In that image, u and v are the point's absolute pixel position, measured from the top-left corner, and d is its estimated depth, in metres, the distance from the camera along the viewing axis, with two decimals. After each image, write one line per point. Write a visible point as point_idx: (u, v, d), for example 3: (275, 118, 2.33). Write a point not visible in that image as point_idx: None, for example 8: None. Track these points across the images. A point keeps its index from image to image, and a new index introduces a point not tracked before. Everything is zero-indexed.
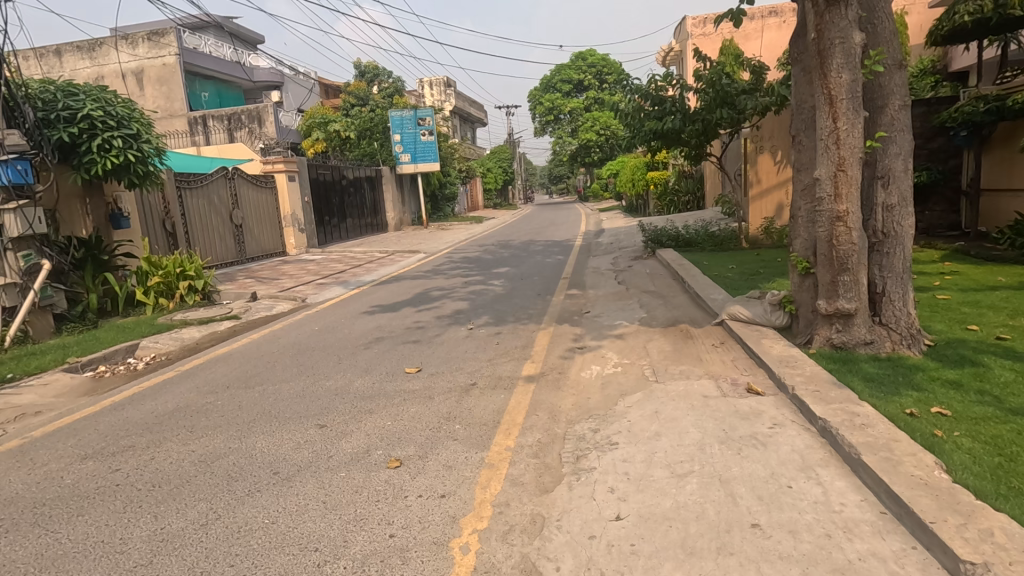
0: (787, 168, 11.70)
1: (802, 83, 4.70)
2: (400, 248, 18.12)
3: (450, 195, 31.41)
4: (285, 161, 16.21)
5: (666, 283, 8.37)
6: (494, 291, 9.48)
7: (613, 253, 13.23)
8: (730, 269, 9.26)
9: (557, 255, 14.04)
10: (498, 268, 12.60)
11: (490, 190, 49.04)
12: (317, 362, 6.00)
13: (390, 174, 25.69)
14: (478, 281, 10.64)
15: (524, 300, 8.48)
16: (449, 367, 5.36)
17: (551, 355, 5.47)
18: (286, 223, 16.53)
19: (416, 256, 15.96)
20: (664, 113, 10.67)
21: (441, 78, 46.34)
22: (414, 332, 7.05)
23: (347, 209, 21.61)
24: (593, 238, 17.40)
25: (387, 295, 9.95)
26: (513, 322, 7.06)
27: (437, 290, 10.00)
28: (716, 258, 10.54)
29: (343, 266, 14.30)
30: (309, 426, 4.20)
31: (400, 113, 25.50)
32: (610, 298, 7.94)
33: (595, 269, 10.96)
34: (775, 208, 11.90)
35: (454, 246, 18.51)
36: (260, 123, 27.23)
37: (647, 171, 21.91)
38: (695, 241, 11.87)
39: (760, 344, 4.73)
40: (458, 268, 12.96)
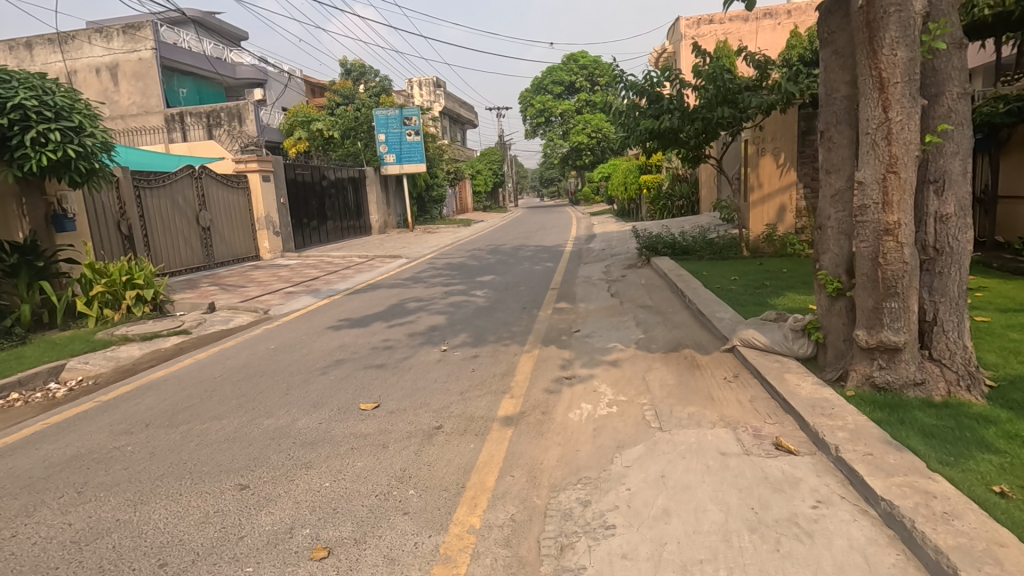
0: (791, 172, 11.01)
1: (835, 69, 3.98)
2: (381, 253, 17.25)
3: (437, 198, 30.60)
4: (259, 160, 15.31)
5: (664, 298, 7.58)
6: (476, 303, 8.65)
7: (606, 260, 12.45)
8: (732, 280, 8.51)
9: (546, 262, 13.26)
10: (482, 275, 11.80)
11: (480, 193, 48.24)
12: (262, 391, 5.13)
13: (375, 175, 24.82)
14: (460, 291, 9.82)
15: (508, 315, 7.65)
16: (414, 402, 4.53)
17: (535, 388, 4.65)
18: (259, 226, 15.60)
19: (397, 262, 15.11)
20: (660, 111, 9.91)
21: (430, 77, 45.55)
22: (381, 352, 6.20)
23: (328, 210, 20.69)
24: (584, 244, 16.61)
25: (359, 306, 9.08)
26: (493, 342, 6.24)
27: (414, 301, 9.15)
28: (716, 267, 9.80)
29: (317, 272, 13.42)
30: (226, 488, 3.34)
31: (386, 112, 24.65)
32: (603, 314, 7.13)
33: (587, 279, 10.15)
34: (777, 215, 11.16)
35: (439, 251, 17.66)
36: (240, 121, 26.23)
37: (640, 174, 21.23)
38: (692, 248, 11.12)
39: (783, 381, 3.94)
40: (440, 275, 12.11)
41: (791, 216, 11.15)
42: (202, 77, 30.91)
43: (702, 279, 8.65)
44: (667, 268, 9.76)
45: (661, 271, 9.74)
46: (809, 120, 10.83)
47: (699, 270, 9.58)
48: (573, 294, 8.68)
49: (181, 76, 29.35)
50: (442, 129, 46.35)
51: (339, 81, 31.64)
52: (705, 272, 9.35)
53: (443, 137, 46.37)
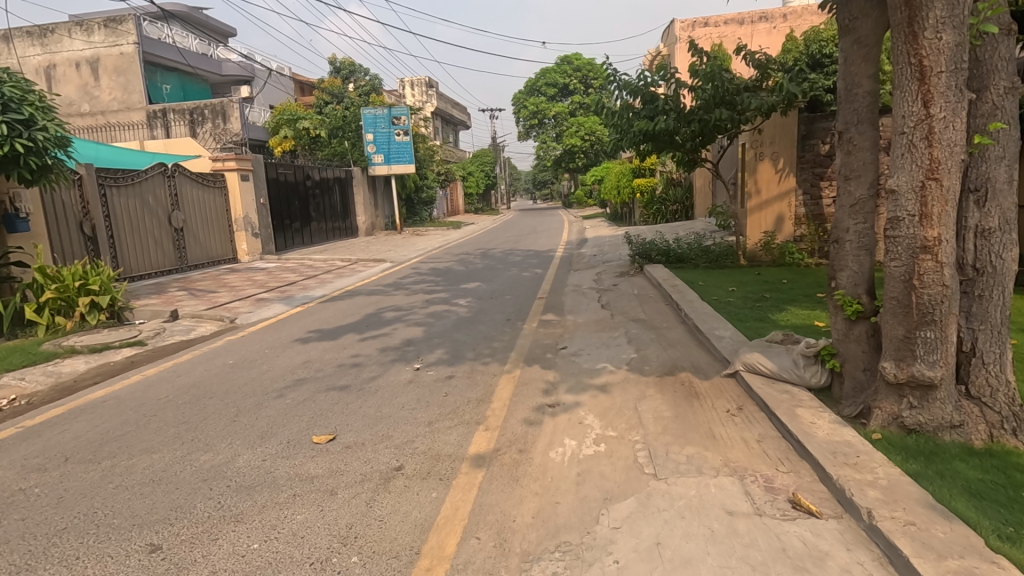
0: (790, 177, 10.57)
1: (858, 61, 3.51)
2: (365, 256, 16.68)
3: (427, 199, 30.05)
4: (237, 158, 14.69)
5: (657, 311, 7.07)
6: (458, 313, 8.10)
7: (597, 267, 11.94)
8: (728, 291, 8.04)
9: (534, 268, 12.75)
10: (467, 282, 11.27)
11: (472, 195, 47.74)
12: (206, 417, 4.56)
13: (362, 176, 24.23)
14: (443, 300, 9.26)
15: (490, 327, 7.10)
16: (374, 435, 3.97)
17: (513, 419, 4.11)
18: (237, 227, 14.98)
19: (380, 267, 14.55)
20: (655, 112, 9.40)
21: (422, 77, 44.96)
22: (348, 371, 5.64)
23: (313, 211, 20.07)
24: (575, 249, 16.12)
25: (333, 316, 8.50)
26: (471, 360, 5.69)
27: (392, 310, 8.58)
28: (712, 277, 9.31)
29: (296, 277, 12.85)
30: (133, 550, 2.77)
31: (374, 112, 24.08)
32: (592, 328, 6.60)
33: (576, 287, 9.62)
34: (776, 221, 10.70)
35: (425, 255, 17.10)
36: (225, 118, 25.69)
37: (633, 178, 20.78)
38: (687, 256, 10.61)
39: (795, 418, 3.41)
40: (423, 281, 11.55)
41: (790, 223, 10.68)
42: (187, 73, 30.22)
43: (698, 290, 8.18)
44: (661, 277, 9.25)
45: (654, 280, 9.23)
46: (808, 124, 10.48)
47: (694, 279, 9.10)
48: (560, 304, 8.15)
49: (165, 72, 28.66)
50: (433, 130, 45.80)
51: (328, 79, 31.03)
52: (701, 282, 8.87)
53: (435, 138, 45.83)
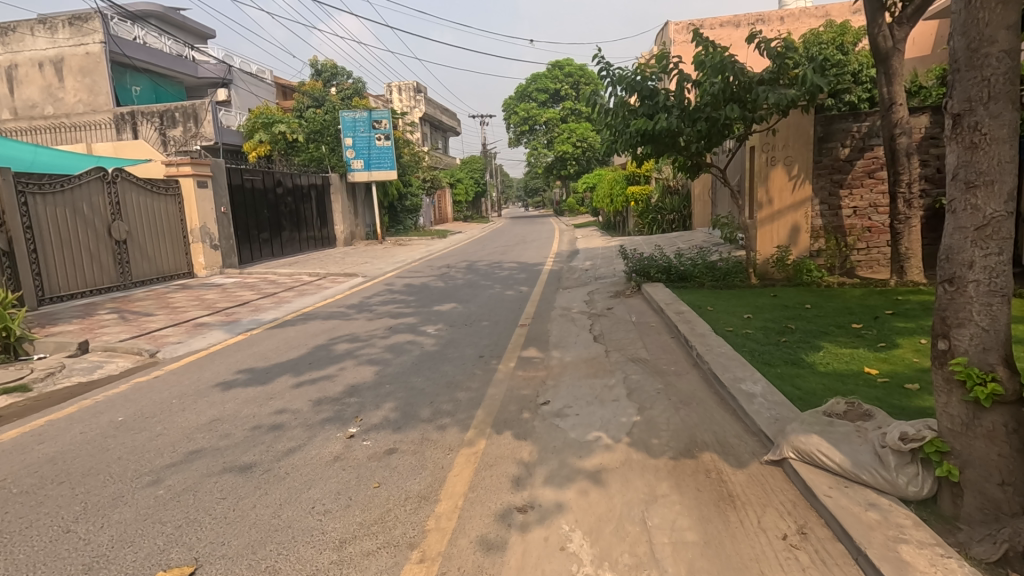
0: (806, 185, 9.40)
1: (993, 6, 2.25)
2: (337, 269, 15.35)
3: (412, 207, 28.76)
4: (193, 163, 13.44)
5: (661, 348, 5.78)
6: (423, 346, 6.77)
7: (588, 284, 10.68)
8: (742, 319, 6.81)
9: (519, 285, 11.47)
10: (442, 302, 9.97)
11: (461, 203, 46.56)
12: (31, 524, 3.19)
13: (340, 183, 22.91)
14: (409, 326, 7.94)
15: (457, 368, 5.78)
16: (253, 568, 2.65)
17: (465, 538, 2.80)
18: (193, 238, 13.65)
19: (351, 282, 13.25)
20: (655, 110, 8.17)
21: (410, 82, 43.77)
22: (261, 436, 4.30)
23: (285, 221, 18.75)
24: (565, 262, 14.87)
25: (276, 347, 7.16)
26: (425, 421, 4.37)
27: (345, 341, 7.26)
28: (720, 299, 8.09)
29: (253, 295, 11.53)
30: None
31: (353, 115, 22.76)
32: (582, 372, 5.31)
33: (564, 311, 8.34)
34: (790, 234, 9.51)
35: (402, 268, 15.79)
36: (197, 122, 24.44)
37: (626, 185, 19.63)
38: (690, 273, 9.32)
39: (905, 569, 2.12)
40: (392, 302, 10.22)
41: (806, 235, 9.48)
42: (159, 75, 28.80)
43: (704, 317, 6.95)
44: (662, 299, 7.99)
45: (654, 303, 7.99)
46: (826, 124, 9.31)
47: (699, 302, 7.88)
48: (544, 335, 6.85)
49: (135, 74, 27.26)
50: (421, 136, 44.61)
51: (308, 83, 29.75)
52: (708, 305, 7.67)
53: (422, 144, 44.63)
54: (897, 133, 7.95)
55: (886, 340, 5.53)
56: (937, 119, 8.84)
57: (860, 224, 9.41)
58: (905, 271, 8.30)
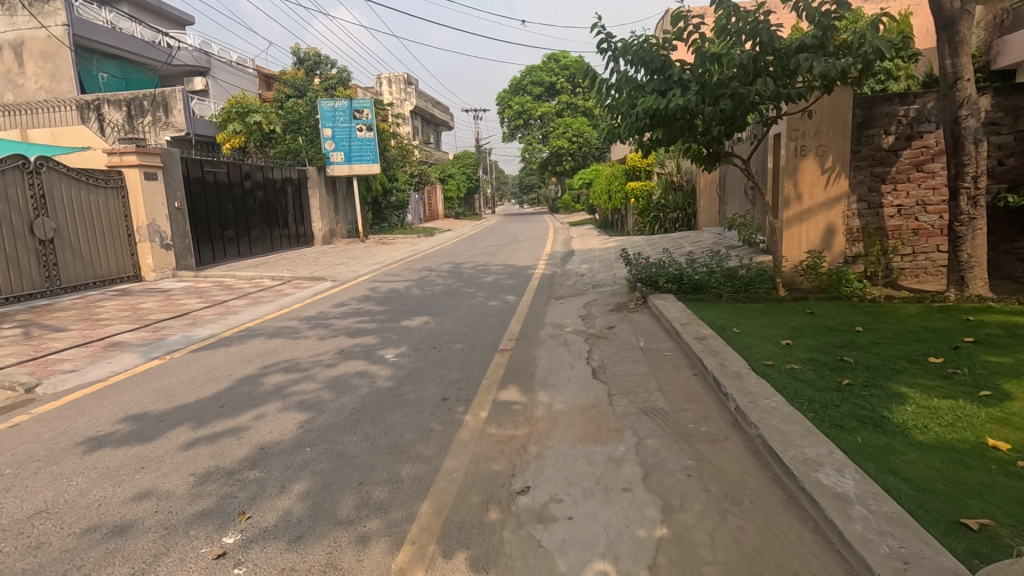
0: (842, 179, 8.03)
1: None
2: (306, 271, 13.86)
3: (398, 204, 27.14)
4: (139, 151, 11.95)
5: (683, 393, 4.35)
6: (374, 382, 5.29)
7: (585, 293, 9.23)
8: (781, 347, 5.39)
9: (505, 293, 10.01)
10: (413, 314, 8.49)
11: (453, 199, 44.99)
12: None
13: (318, 177, 21.37)
14: (365, 350, 6.46)
15: (410, 419, 4.30)
16: None
17: None
18: (140, 237, 12.12)
19: (318, 287, 11.78)
20: (667, 87, 6.69)
21: (400, 74, 42.15)
22: (87, 550, 2.82)
23: (255, 218, 17.24)
24: (558, 264, 13.40)
25: (190, 378, 5.66)
26: (342, 525, 2.90)
27: (279, 371, 5.77)
28: (746, 317, 6.70)
29: (199, 303, 10.04)
30: None
31: (332, 104, 21.00)
32: (578, 432, 3.85)
33: (557, 330, 6.89)
34: (823, 236, 8.15)
35: (379, 270, 14.30)
36: (166, 110, 23.35)
37: (626, 180, 18.15)
38: (706, 283, 7.87)
39: None
40: (356, 314, 8.72)
41: (842, 238, 8.12)
42: (130, 61, 27.11)
43: (730, 342, 5.53)
44: (675, 317, 6.55)
45: (666, 321, 6.55)
46: (867, 107, 7.90)
47: (719, 320, 6.49)
48: (530, 368, 5.39)
49: (103, 59, 25.57)
50: (411, 129, 43.04)
51: (289, 72, 28.20)
52: (734, 325, 6.26)
53: (413, 138, 43.05)
54: (963, 115, 6.49)
55: (985, 385, 4.12)
56: (1001, 101, 7.43)
57: (906, 226, 8.02)
58: (966, 284, 6.83)
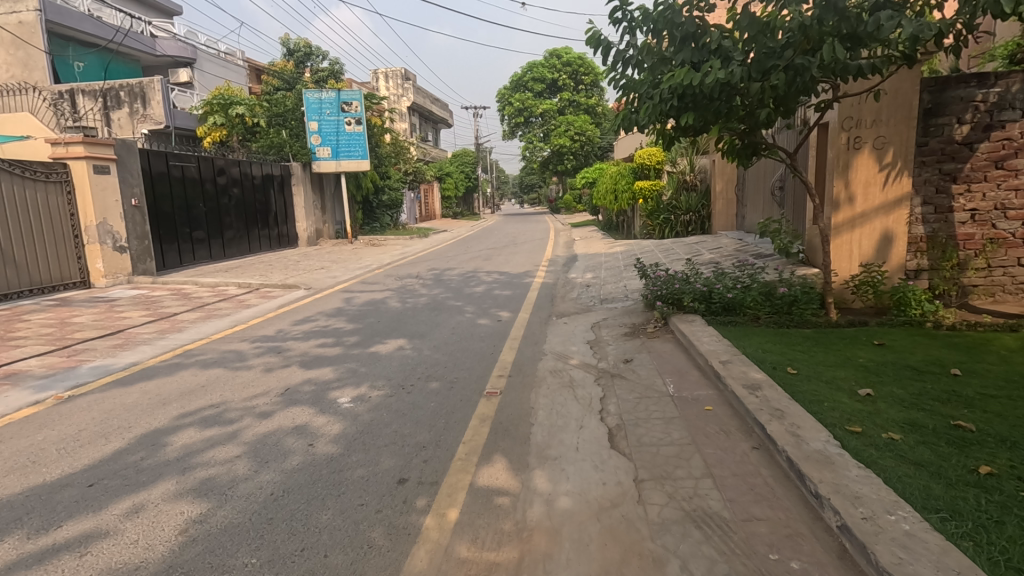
0: (904, 177, 6.67)
1: None
2: (281, 277, 12.49)
3: (390, 203, 25.71)
4: (87, 142, 10.55)
5: (746, 486, 2.98)
6: (314, 444, 3.91)
7: (592, 310, 7.85)
8: (862, 401, 4.01)
9: (498, 307, 8.62)
10: (387, 335, 7.10)
11: (450, 198, 43.62)
12: None
13: (304, 174, 20.01)
14: (316, 390, 5.08)
15: (345, 521, 2.94)
16: None
17: None
18: (88, 238, 10.75)
19: (288, 298, 10.43)
20: (702, 59, 5.31)
21: (397, 69, 40.79)
22: None
23: (231, 217, 15.88)
24: (559, 272, 12.02)
25: (77, 432, 4.29)
26: None
27: (195, 423, 4.39)
28: (798, 349, 5.32)
29: (145, 316, 8.67)
30: None
31: (318, 95, 19.60)
32: (595, 563, 2.47)
33: (559, 364, 5.50)
34: (880, 246, 6.78)
35: (361, 276, 12.94)
36: (144, 102, 21.97)
37: (633, 179, 16.74)
38: (741, 302, 6.48)
39: None
40: (320, 334, 7.34)
41: (903, 247, 6.75)
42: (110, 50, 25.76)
43: (791, 391, 4.14)
44: (709, 348, 5.17)
45: (697, 354, 5.16)
46: (936, 91, 6.56)
47: (764, 354, 5.11)
48: (524, 427, 4.01)
49: (80, 48, 24.31)
50: (408, 126, 41.72)
51: (279, 63, 26.84)
52: (786, 362, 4.87)
53: (409, 135, 41.71)
54: None
55: None
56: None
57: (981, 235, 6.64)
58: None
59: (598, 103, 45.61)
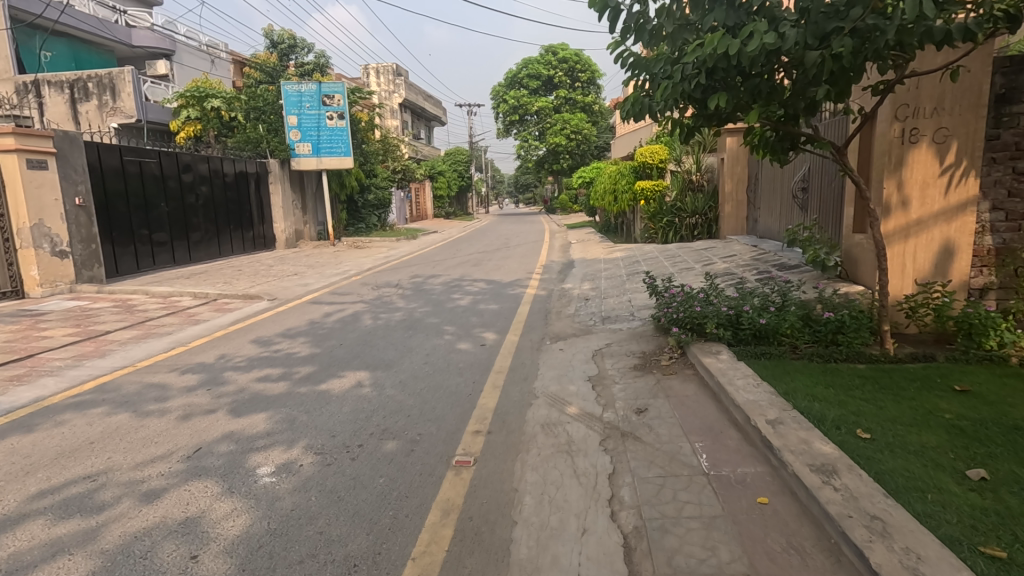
0: (970, 177, 5.53)
1: None
2: (245, 285, 11.25)
3: (376, 203, 24.46)
4: (18, 133, 9.27)
5: None
6: (198, 557, 2.72)
7: (592, 333, 6.66)
8: (980, 492, 2.83)
9: (482, 326, 7.42)
10: (345, 364, 5.88)
11: (442, 198, 42.38)
12: None
13: (282, 171, 18.75)
14: (234, 452, 3.87)
15: None
16: None
17: None
18: (21, 241, 9.49)
19: (246, 311, 9.21)
20: (739, 25, 4.18)
21: (388, 65, 39.47)
22: None
23: (199, 217, 14.62)
24: (554, 281, 10.84)
25: None
26: None
27: (48, 511, 3.17)
28: (858, 395, 4.15)
29: (70, 334, 7.43)
30: None
31: (297, 87, 18.41)
32: None
33: (554, 414, 4.30)
34: (940, 261, 5.65)
35: (334, 285, 11.73)
36: (114, 94, 20.60)
37: (634, 179, 15.57)
38: (775, 328, 5.30)
39: None
40: (267, 362, 6.11)
41: (967, 262, 5.62)
42: (81, 40, 24.34)
43: (878, 474, 2.96)
44: (748, 395, 3.98)
45: (732, 405, 3.97)
46: (1010, 73, 5.43)
47: (816, 403, 3.94)
48: (502, 529, 2.82)
49: (48, 37, 22.93)
50: (400, 124, 40.45)
51: (261, 55, 25.53)
52: (851, 419, 3.70)
53: (400, 132, 40.44)
54: None
55: None
56: None
57: None
58: None
59: (595, 101, 44.47)
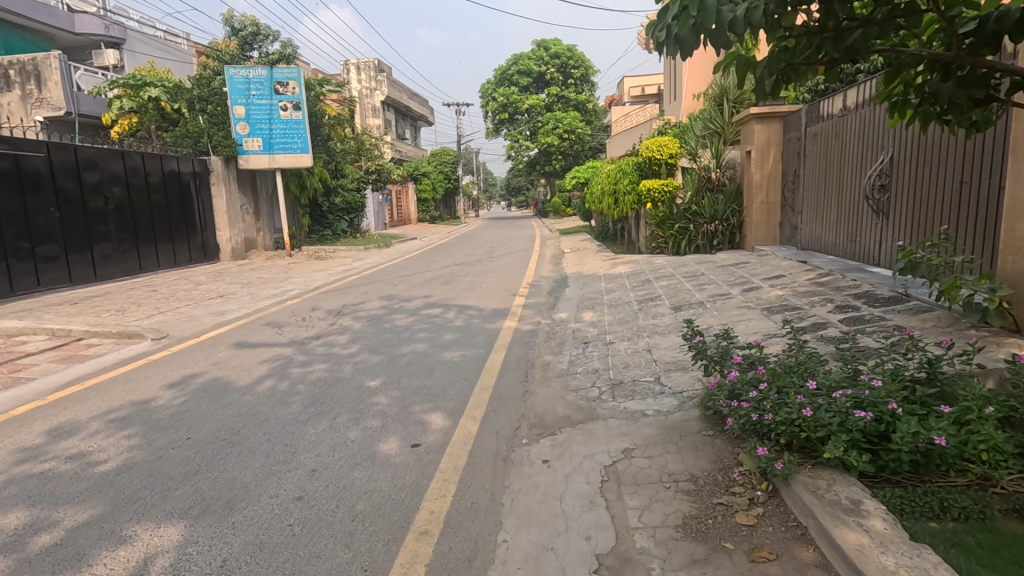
0: None
1: None
2: (136, 316, 8.59)
3: (345, 206, 21.83)
4: None
5: None
6: None
7: (598, 421, 4.05)
8: None
9: (426, 396, 4.80)
10: (152, 500, 3.24)
11: (427, 200, 39.83)
12: None
13: (228, 172, 16.13)
14: None
15: None
16: None
17: None
18: None
19: (106, 359, 6.56)
20: None
21: (370, 60, 36.77)
22: None
23: (110, 224, 11.96)
24: (541, 310, 8.25)
25: None
26: None
27: None
28: None
29: None
30: None
31: (245, 73, 15.74)
32: None
33: None
34: None
35: (259, 314, 9.11)
36: (38, 83, 17.89)
37: (638, 177, 13.04)
38: (958, 446, 2.71)
39: None
40: (28, 485, 3.49)
41: None
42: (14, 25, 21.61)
43: None
44: None
45: None
46: None
47: None
48: None
49: None
50: (381, 122, 37.80)
51: (218, 42, 22.74)
52: None
53: (381, 131, 37.81)
54: None
55: None
56: None
57: None
58: None
59: (588, 99, 42.04)
